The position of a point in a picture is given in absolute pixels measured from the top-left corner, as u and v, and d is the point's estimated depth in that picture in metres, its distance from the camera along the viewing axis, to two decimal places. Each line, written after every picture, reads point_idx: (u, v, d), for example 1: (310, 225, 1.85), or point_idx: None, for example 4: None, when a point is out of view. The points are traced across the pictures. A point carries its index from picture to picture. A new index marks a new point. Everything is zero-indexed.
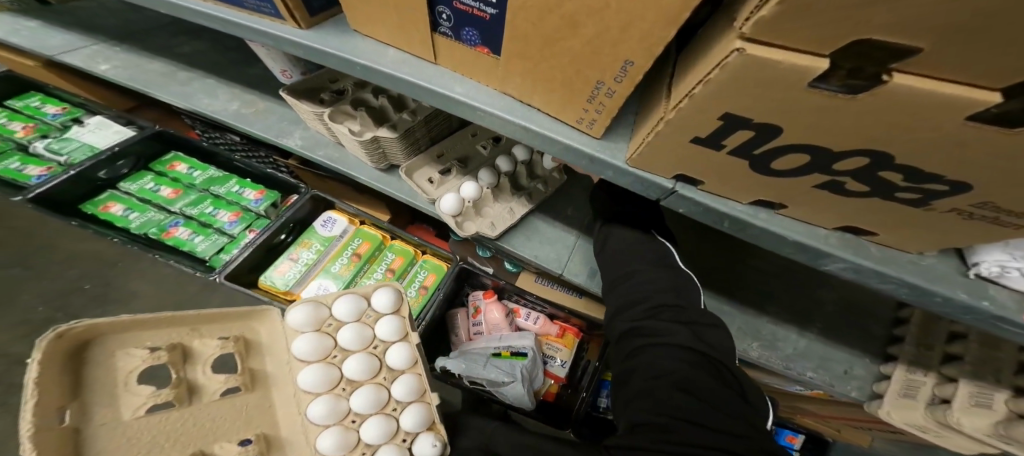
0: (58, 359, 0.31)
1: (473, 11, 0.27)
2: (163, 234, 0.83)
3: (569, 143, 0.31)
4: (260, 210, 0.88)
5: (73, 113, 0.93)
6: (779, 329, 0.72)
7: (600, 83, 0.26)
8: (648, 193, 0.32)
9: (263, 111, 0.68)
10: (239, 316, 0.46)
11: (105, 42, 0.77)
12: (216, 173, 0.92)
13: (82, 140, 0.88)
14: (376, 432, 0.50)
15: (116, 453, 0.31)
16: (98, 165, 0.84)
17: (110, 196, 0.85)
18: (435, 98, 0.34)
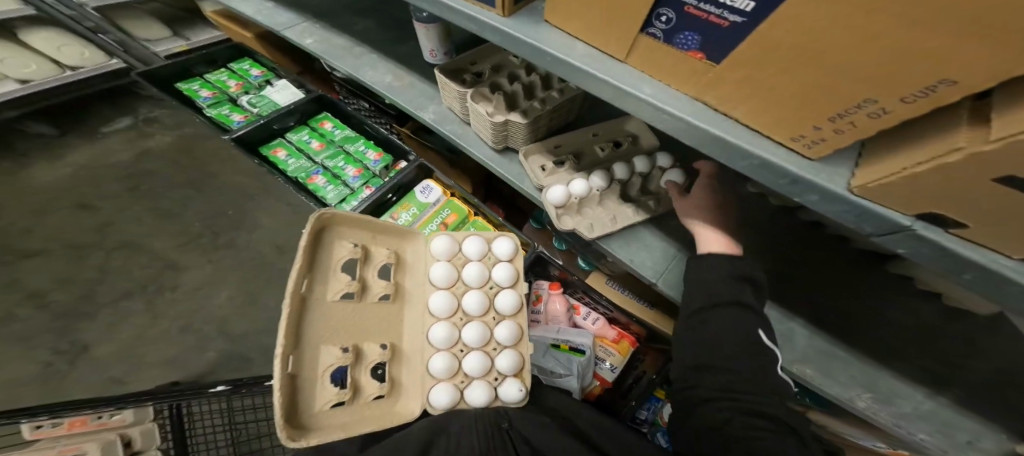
0: (320, 237, 0.52)
1: (710, 13, 0.24)
2: (308, 180, 1.05)
3: (778, 162, 0.28)
4: (376, 170, 1.07)
5: (267, 75, 1.29)
6: (898, 385, 0.59)
7: (868, 102, 0.21)
8: (866, 226, 0.28)
9: (408, 85, 0.79)
10: (402, 236, 0.66)
11: (309, 20, 0.96)
12: (350, 133, 1.15)
13: (271, 98, 1.22)
14: (473, 364, 0.63)
15: (325, 318, 0.50)
16: (276, 118, 1.13)
17: (279, 143, 1.12)
18: (617, 99, 0.33)
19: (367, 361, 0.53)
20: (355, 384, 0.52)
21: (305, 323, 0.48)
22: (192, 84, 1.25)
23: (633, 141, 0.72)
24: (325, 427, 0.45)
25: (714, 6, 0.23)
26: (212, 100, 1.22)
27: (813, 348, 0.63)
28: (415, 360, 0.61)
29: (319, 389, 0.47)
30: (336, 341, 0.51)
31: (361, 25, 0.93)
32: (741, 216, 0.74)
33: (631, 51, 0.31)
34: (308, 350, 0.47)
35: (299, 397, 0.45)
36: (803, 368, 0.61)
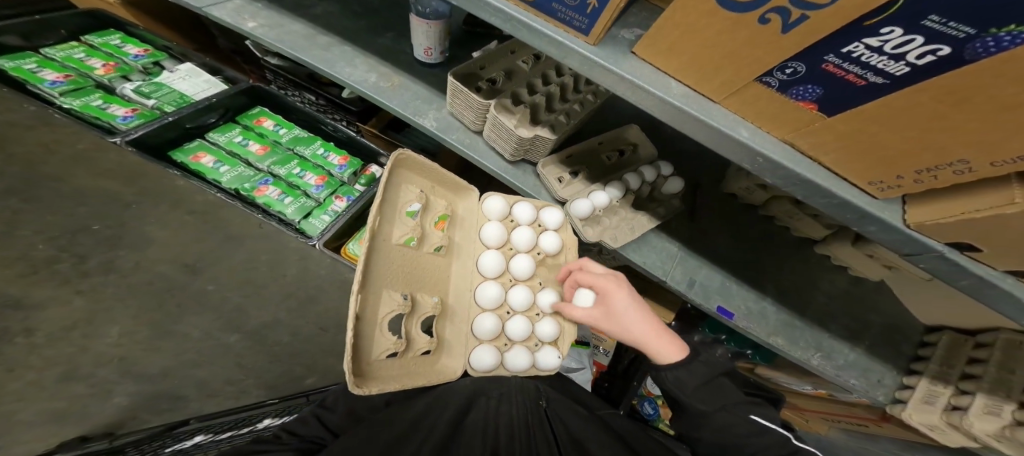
0: (392, 176, 0.46)
1: (844, 74, 0.29)
2: (254, 192, 0.84)
3: (849, 198, 0.35)
4: (344, 177, 0.93)
5: (156, 56, 0.95)
6: (835, 342, 0.76)
7: (959, 162, 0.27)
8: (899, 248, 0.36)
9: (399, 87, 0.69)
10: (459, 190, 0.57)
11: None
12: (300, 133, 0.97)
13: (173, 88, 0.91)
14: (516, 326, 0.62)
15: (389, 264, 0.45)
16: (192, 114, 0.86)
17: (200, 146, 0.86)
18: (710, 138, 0.39)
19: (421, 312, 0.50)
20: (407, 337, 0.48)
21: (373, 266, 0.42)
22: (23, 62, 0.80)
23: (634, 149, 0.77)
24: (379, 376, 0.42)
25: (859, 66, 0.27)
26: (69, 86, 0.80)
27: (779, 320, 0.76)
28: (461, 317, 0.58)
29: (377, 335, 0.43)
30: (396, 289, 0.46)
31: (321, 8, 0.77)
32: (721, 213, 0.83)
33: (731, 95, 0.37)
34: (372, 291, 0.42)
35: (360, 342, 0.41)
36: (777, 339, 0.73)
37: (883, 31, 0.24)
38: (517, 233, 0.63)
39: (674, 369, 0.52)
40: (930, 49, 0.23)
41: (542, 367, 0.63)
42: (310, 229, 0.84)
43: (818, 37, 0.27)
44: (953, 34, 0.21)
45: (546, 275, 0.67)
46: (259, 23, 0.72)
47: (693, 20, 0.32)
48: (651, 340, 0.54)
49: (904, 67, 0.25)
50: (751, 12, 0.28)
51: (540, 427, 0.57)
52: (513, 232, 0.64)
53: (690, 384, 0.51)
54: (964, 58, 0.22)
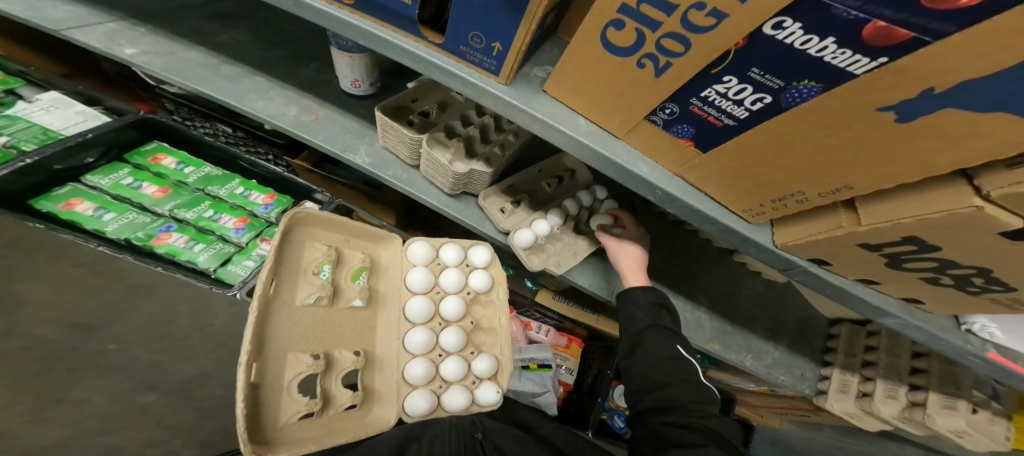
0: (290, 234, 0.45)
1: (706, 115, 0.33)
2: (152, 240, 0.73)
3: (730, 225, 0.40)
4: (270, 216, 0.86)
5: (7, 83, 0.79)
6: (761, 343, 0.83)
7: (799, 192, 0.33)
8: (777, 265, 0.42)
9: (324, 120, 0.68)
10: (378, 239, 0.59)
11: (122, 20, 0.70)
12: (213, 172, 0.88)
13: (32, 121, 0.75)
14: (450, 367, 0.61)
15: (293, 327, 0.44)
16: (62, 153, 0.71)
17: (73, 191, 0.72)
18: (619, 172, 0.42)
19: (339, 368, 0.48)
20: (325, 395, 0.47)
21: (270, 330, 0.41)
22: None
23: (572, 175, 0.81)
24: (290, 441, 0.41)
25: (715, 109, 0.32)
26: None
27: (714, 327, 0.82)
28: (391, 365, 0.57)
29: (285, 399, 0.41)
30: (306, 350, 0.44)
31: (229, 36, 0.76)
32: (650, 228, 0.90)
33: (629, 132, 0.41)
34: (272, 357, 0.40)
35: (260, 412, 0.39)
36: (713, 345, 0.79)
37: (724, 78, 0.29)
38: (443, 276, 0.63)
39: (637, 289, 0.65)
40: (758, 97, 0.28)
41: (483, 403, 0.62)
42: (230, 277, 0.75)
43: (683, 82, 0.32)
44: (773, 84, 0.27)
45: (480, 313, 0.67)
46: (140, 50, 0.67)
47: (588, 63, 0.37)
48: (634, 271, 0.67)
49: (747, 110, 0.30)
50: (632, 55, 0.33)
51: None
52: (439, 275, 0.64)
53: (641, 301, 0.65)
54: (782, 105, 0.27)
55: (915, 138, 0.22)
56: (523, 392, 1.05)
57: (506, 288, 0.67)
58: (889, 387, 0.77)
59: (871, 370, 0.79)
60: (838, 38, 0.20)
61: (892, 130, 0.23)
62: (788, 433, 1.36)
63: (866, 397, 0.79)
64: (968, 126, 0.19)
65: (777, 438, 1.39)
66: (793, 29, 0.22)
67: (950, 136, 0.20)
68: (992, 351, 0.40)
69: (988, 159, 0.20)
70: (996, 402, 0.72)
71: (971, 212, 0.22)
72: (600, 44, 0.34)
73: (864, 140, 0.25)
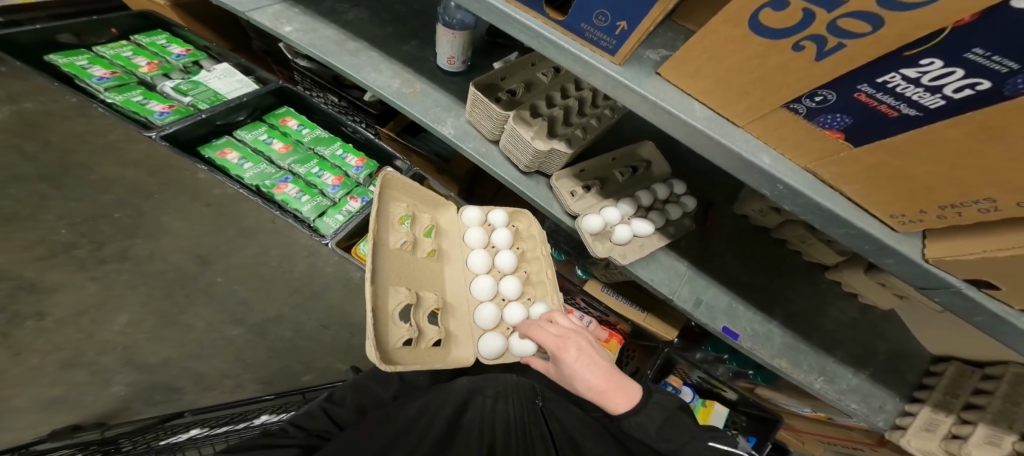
0: (381, 193, 0.53)
1: (876, 105, 0.28)
2: (274, 189, 0.83)
3: (868, 230, 0.36)
4: (360, 177, 0.91)
5: (196, 55, 0.96)
6: (838, 367, 0.76)
7: (986, 200, 0.27)
8: (913, 277, 0.37)
9: (420, 94, 0.70)
10: (439, 206, 0.66)
11: (283, 1, 0.77)
12: (322, 134, 0.96)
13: (209, 86, 0.91)
14: (514, 312, 0.66)
15: (392, 264, 0.52)
16: (223, 112, 0.86)
17: (227, 142, 0.86)
18: (734, 162, 0.39)
19: (425, 306, 0.56)
20: (418, 330, 0.53)
21: (375, 265, 0.48)
22: (75, 57, 0.82)
23: (647, 166, 0.78)
24: (402, 361, 0.47)
25: (892, 97, 0.27)
26: (114, 82, 0.81)
27: (783, 342, 0.76)
28: (462, 312, 0.65)
29: (391, 325, 0.48)
30: (402, 283, 0.52)
31: (353, 15, 0.79)
32: (733, 236, 0.84)
33: (756, 120, 0.37)
34: (379, 287, 0.48)
35: (380, 331, 0.46)
36: (780, 361, 0.73)
37: (923, 61, 0.24)
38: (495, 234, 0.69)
39: (636, 416, 0.53)
40: (967, 83, 0.23)
41: None
42: (324, 228, 0.81)
43: (860, 64, 0.27)
44: (999, 69, 0.21)
45: (530, 267, 0.71)
46: (295, 28, 0.73)
47: (722, 45, 0.33)
48: (613, 391, 0.54)
49: (942, 99, 0.25)
50: (789, 37, 0.28)
51: (536, 423, 0.57)
52: (492, 234, 0.70)
53: (650, 430, 0.52)
54: (1003, 93, 0.21)
55: None
56: None
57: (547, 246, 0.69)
58: (991, 432, 0.63)
59: (973, 413, 0.67)
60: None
61: None
62: None
63: (959, 442, 0.66)
64: None
65: None
66: None
67: None
68: None
69: None
70: None
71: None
72: (747, 26, 0.29)
73: None
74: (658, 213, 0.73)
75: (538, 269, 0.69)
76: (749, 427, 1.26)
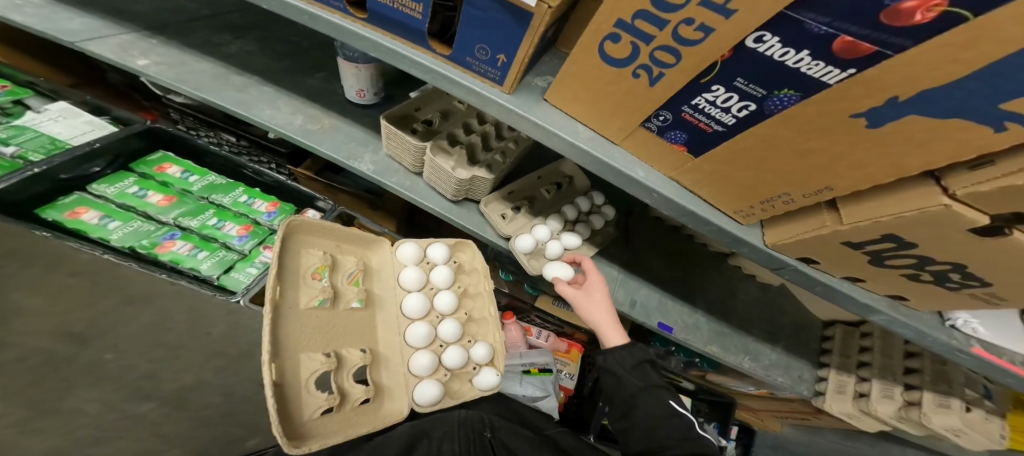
0: (287, 246, 0.51)
1: (696, 121, 0.33)
2: (156, 249, 0.73)
3: (719, 225, 0.41)
4: (273, 224, 0.87)
5: (16, 93, 0.81)
6: (756, 344, 0.85)
7: (784, 194, 0.34)
8: (767, 263, 0.43)
9: (330, 129, 0.70)
10: (369, 243, 0.64)
11: (136, 31, 0.73)
12: (216, 180, 0.90)
13: (41, 131, 0.77)
14: (451, 356, 0.67)
15: (306, 327, 0.51)
16: (69, 163, 0.73)
17: (79, 200, 0.73)
18: (616, 176, 0.41)
19: (348, 366, 0.55)
20: (340, 392, 0.53)
21: (282, 333, 0.47)
22: None
23: (570, 182, 0.84)
24: (318, 433, 0.48)
25: (705, 116, 0.32)
26: None
27: (711, 329, 0.84)
28: (396, 360, 0.64)
29: (305, 397, 0.47)
30: (318, 349, 0.51)
31: (236, 47, 0.78)
32: (651, 235, 0.91)
33: (628, 138, 0.40)
34: (288, 357, 0.47)
35: (286, 408, 0.45)
36: (713, 347, 0.81)
37: (713, 87, 0.30)
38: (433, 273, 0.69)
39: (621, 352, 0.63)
40: (742, 105, 0.30)
41: (483, 387, 0.68)
42: (232, 284, 0.75)
43: (678, 89, 0.32)
44: (756, 93, 0.28)
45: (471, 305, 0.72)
46: (152, 60, 0.69)
47: (585, 75, 0.36)
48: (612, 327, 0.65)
49: (735, 117, 0.31)
50: (628, 66, 0.32)
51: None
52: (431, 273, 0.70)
53: (628, 366, 0.62)
54: (765, 113, 0.29)
55: (884, 146, 0.25)
56: (522, 398, 1.01)
57: (490, 281, 0.72)
58: (884, 386, 0.82)
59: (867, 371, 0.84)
60: (813, 51, 0.22)
61: (866, 137, 0.25)
62: (789, 438, 1.46)
63: (864, 398, 0.83)
64: (933, 129, 0.22)
65: (779, 443, 1.47)
66: (772, 43, 0.24)
67: (918, 143, 0.23)
68: (976, 346, 0.44)
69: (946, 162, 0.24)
70: (988, 400, 0.76)
71: (941, 209, 0.25)
72: (598, 56, 0.33)
73: (835, 148, 0.27)
74: (584, 224, 0.78)
75: (480, 307, 0.72)
76: (711, 414, 1.35)
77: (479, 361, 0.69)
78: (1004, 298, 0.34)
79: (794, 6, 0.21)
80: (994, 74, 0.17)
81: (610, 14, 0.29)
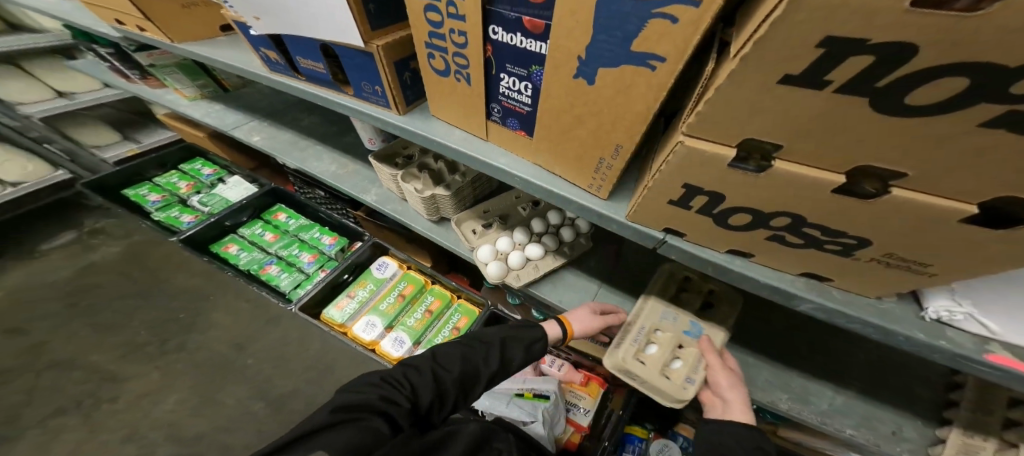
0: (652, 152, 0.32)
1: (515, 107, 0.38)
2: (261, 270, 1.10)
3: (579, 202, 0.40)
4: (332, 253, 1.14)
5: (220, 174, 1.34)
6: (811, 383, 0.56)
7: (601, 162, 0.35)
8: (645, 242, 0.40)
9: (352, 171, 0.92)
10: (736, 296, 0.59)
11: (257, 119, 1.08)
12: (304, 222, 1.22)
13: (222, 196, 1.26)
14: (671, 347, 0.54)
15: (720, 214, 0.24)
16: (229, 215, 1.17)
17: (231, 238, 1.17)
18: (482, 166, 0.45)
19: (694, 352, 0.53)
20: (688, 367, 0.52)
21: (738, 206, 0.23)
22: (140, 189, 1.27)
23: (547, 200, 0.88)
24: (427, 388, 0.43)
25: (513, 101, 0.37)
26: (160, 204, 1.24)
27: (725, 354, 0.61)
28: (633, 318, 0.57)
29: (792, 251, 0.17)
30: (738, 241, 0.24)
31: (307, 120, 1.08)
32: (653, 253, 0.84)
33: (489, 133, 0.45)
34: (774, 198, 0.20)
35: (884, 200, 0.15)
36: None
37: (502, 76, 0.35)
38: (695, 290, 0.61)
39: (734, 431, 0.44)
40: (524, 86, 0.34)
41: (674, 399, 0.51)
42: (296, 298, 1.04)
43: (485, 84, 0.37)
44: (524, 72, 0.33)
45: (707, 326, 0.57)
46: (261, 136, 1.02)
47: (438, 87, 0.44)
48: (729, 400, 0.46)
49: (529, 96, 0.35)
50: (450, 73, 0.40)
51: None
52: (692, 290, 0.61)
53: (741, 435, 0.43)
54: (538, 88, 0.33)
55: (611, 96, 0.27)
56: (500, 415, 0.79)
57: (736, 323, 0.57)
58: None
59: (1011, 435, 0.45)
60: (521, 32, 0.30)
61: (598, 93, 0.28)
62: None
63: None
64: (622, 76, 0.25)
65: None
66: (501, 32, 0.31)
67: (625, 88, 0.26)
68: (995, 353, 0.30)
69: (661, 103, 0.25)
70: None
71: (681, 147, 0.26)
72: (433, 72, 0.41)
73: (594, 108, 0.29)
74: (551, 236, 0.80)
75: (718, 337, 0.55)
76: None
77: (638, 349, 0.54)
78: (911, 256, 0.27)
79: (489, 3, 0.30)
80: (607, 28, 0.23)
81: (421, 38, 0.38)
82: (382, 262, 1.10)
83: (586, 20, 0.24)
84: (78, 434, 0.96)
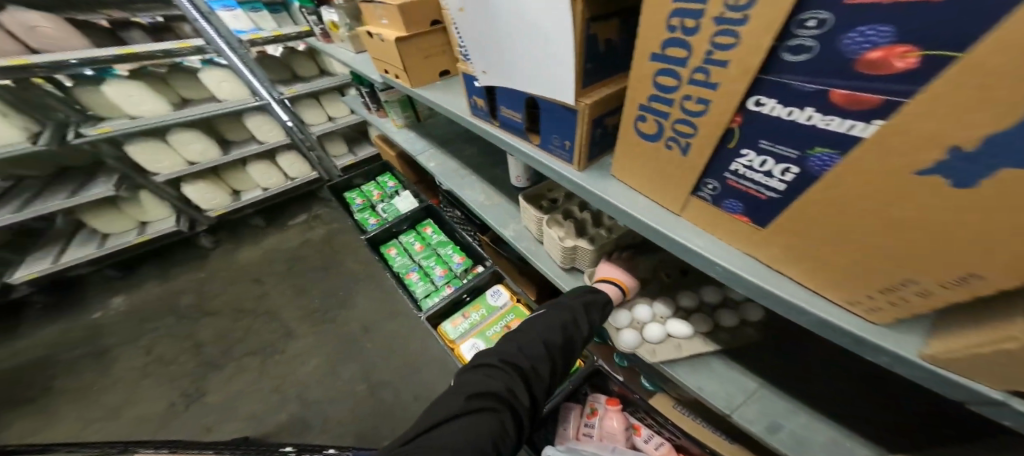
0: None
1: (747, 190, 0.30)
2: (405, 274, 1.22)
3: (822, 316, 0.30)
4: (458, 271, 1.20)
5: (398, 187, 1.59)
6: None
7: (908, 283, 0.23)
8: (952, 395, 0.26)
9: (495, 203, 0.96)
10: None
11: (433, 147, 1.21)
12: (443, 238, 1.32)
13: (397, 206, 1.47)
14: None
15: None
16: (396, 223, 1.33)
17: (392, 242, 1.33)
18: (670, 244, 0.38)
19: None
20: None
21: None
22: (349, 191, 1.57)
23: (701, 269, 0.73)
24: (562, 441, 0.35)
25: (749, 182, 0.29)
26: (358, 205, 1.51)
27: None
28: None
29: None
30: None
31: (469, 150, 1.17)
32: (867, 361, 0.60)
33: (686, 208, 0.38)
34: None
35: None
36: None
37: (743, 152, 0.28)
38: None
39: None
40: (784, 168, 0.26)
41: None
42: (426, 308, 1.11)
43: (709, 158, 0.31)
44: (792, 153, 0.25)
45: None
46: (435, 164, 1.13)
47: (634, 152, 0.39)
48: None
49: (785, 180, 0.27)
50: (658, 140, 0.34)
51: None
52: None
53: None
54: (813, 175, 0.25)
55: (1009, 211, 0.17)
56: None
57: None
58: None
59: None
60: (817, 107, 0.22)
61: (964, 203, 0.18)
62: None
63: None
64: None
65: None
66: (771, 104, 0.24)
67: None
68: None
69: None
70: None
71: None
72: (636, 134, 0.37)
73: (939, 219, 0.19)
74: (702, 315, 0.65)
75: None
76: None
77: None
78: None
79: (772, 71, 0.23)
80: None
81: (635, 101, 0.34)
82: (495, 289, 1.11)
83: (1015, 111, 0.14)
84: (252, 376, 1.16)
